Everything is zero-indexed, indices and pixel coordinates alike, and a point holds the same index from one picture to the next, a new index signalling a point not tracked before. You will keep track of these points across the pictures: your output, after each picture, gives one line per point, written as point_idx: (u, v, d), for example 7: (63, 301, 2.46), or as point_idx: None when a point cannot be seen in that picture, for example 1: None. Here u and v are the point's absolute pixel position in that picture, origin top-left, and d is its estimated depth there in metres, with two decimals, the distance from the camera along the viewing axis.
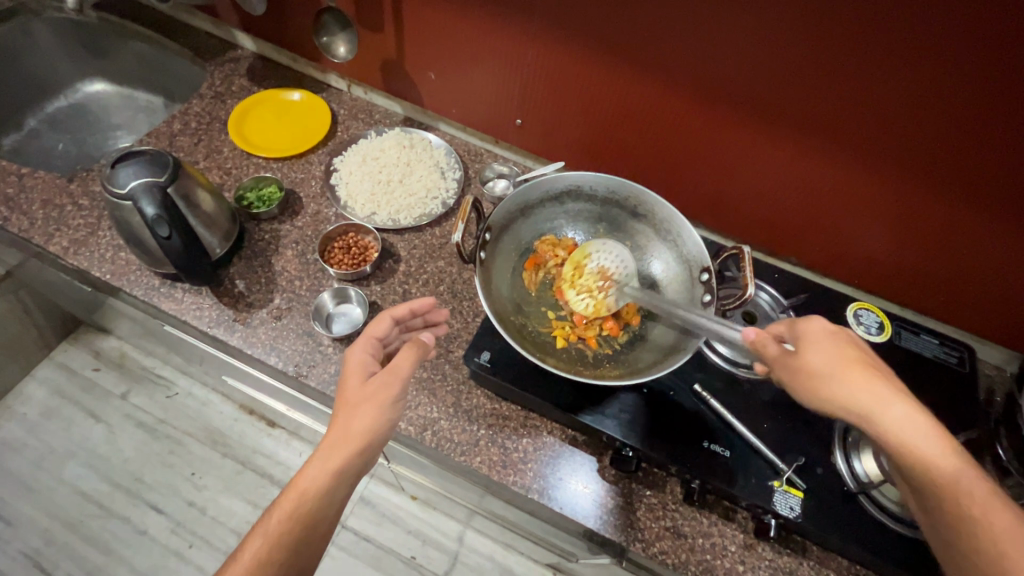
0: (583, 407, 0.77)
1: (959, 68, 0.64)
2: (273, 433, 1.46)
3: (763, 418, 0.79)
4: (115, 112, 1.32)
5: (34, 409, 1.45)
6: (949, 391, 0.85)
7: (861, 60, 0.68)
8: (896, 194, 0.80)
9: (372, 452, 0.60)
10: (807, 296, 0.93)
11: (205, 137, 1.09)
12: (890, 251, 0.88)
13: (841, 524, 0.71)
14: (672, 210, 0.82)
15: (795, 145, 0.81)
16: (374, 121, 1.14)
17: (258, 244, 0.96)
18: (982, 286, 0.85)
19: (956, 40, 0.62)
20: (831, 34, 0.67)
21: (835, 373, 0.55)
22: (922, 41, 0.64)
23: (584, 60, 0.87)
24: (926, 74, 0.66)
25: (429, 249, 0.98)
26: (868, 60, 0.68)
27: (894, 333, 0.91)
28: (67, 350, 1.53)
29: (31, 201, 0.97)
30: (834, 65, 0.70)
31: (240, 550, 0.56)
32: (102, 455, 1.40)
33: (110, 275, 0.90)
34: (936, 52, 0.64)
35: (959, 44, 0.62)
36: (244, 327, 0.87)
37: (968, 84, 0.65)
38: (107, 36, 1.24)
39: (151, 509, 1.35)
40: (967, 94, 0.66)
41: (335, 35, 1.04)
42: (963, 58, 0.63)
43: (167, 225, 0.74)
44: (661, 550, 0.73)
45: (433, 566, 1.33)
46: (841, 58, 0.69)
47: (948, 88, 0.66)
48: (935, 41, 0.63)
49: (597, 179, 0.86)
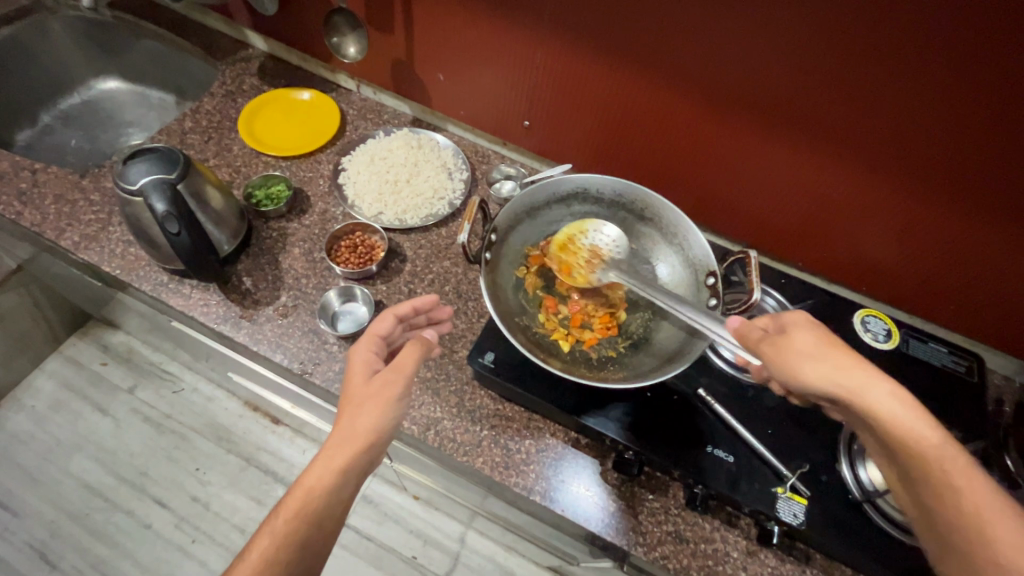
0: (587, 410, 0.77)
1: (977, 78, 0.63)
2: (277, 431, 1.46)
3: (768, 424, 0.79)
4: (127, 109, 1.33)
5: (42, 402, 1.46)
6: (957, 400, 0.84)
7: (880, 67, 0.67)
8: (901, 199, 0.79)
9: (377, 450, 0.60)
10: (814, 302, 0.92)
11: (215, 135, 1.09)
12: (897, 257, 0.88)
13: (845, 532, 0.71)
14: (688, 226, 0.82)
15: (811, 154, 0.81)
16: (382, 121, 1.15)
17: (266, 241, 0.97)
18: (991, 294, 0.84)
19: (976, 50, 0.61)
20: (849, 41, 0.67)
21: (819, 355, 0.58)
22: (938, 51, 0.63)
23: (596, 65, 0.87)
24: (942, 85, 0.66)
25: (435, 249, 0.98)
26: (886, 68, 0.67)
27: (901, 341, 0.90)
28: (76, 344, 1.55)
29: (43, 196, 0.98)
30: (851, 73, 0.69)
31: (247, 550, 0.56)
32: (108, 449, 1.41)
33: (120, 271, 0.91)
34: (954, 61, 0.63)
35: (978, 54, 0.62)
36: (250, 324, 0.88)
37: (986, 95, 0.64)
38: (120, 34, 1.26)
39: (155, 503, 1.36)
40: (984, 106, 0.65)
41: (346, 35, 1.05)
42: (981, 69, 0.62)
43: (177, 222, 0.75)
44: (662, 554, 0.73)
45: (435, 566, 1.33)
46: (858, 67, 0.68)
47: (966, 98, 0.65)
48: (954, 51, 0.62)
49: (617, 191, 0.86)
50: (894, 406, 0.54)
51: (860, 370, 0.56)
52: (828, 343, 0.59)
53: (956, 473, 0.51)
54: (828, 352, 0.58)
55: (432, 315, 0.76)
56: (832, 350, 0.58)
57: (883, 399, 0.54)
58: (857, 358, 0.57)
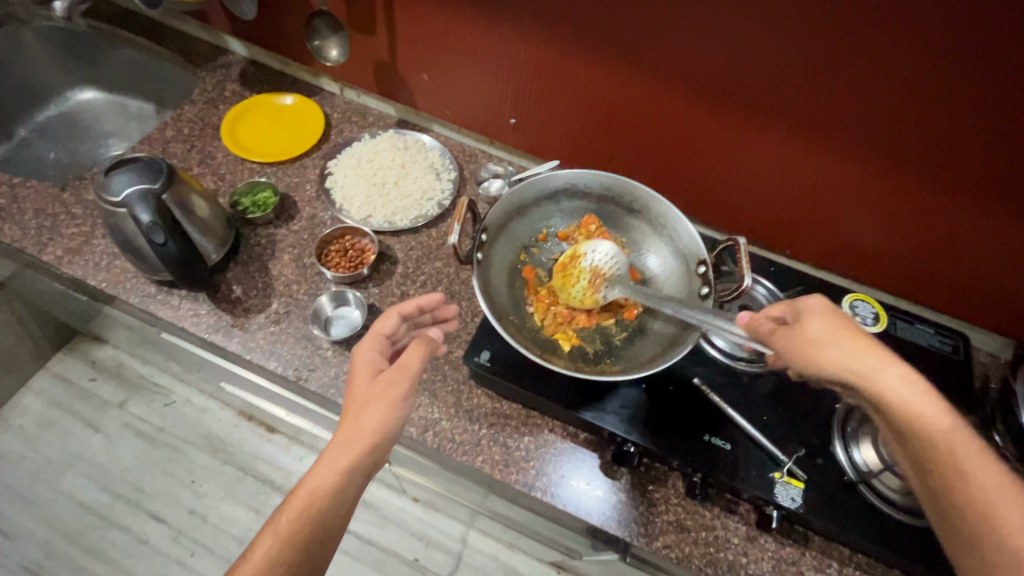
0: (584, 404, 0.78)
1: (974, 66, 0.64)
2: (273, 439, 1.45)
3: (762, 410, 0.80)
4: (105, 119, 1.31)
5: (30, 421, 1.44)
6: (948, 380, 0.85)
7: (868, 61, 0.68)
8: (885, 185, 0.81)
9: (381, 450, 0.60)
10: (802, 287, 0.93)
11: (198, 143, 1.08)
12: (884, 242, 0.89)
13: (841, 514, 0.72)
14: (679, 305, 0.74)
15: (798, 146, 0.82)
16: (368, 124, 1.14)
17: (254, 249, 0.96)
18: (974, 273, 0.86)
19: (969, 39, 0.62)
20: (842, 33, 0.67)
21: (831, 341, 0.58)
22: (931, 41, 0.64)
23: (586, 63, 0.87)
24: (936, 75, 0.66)
25: (426, 250, 0.98)
26: (878, 58, 0.68)
27: (890, 323, 0.91)
28: (63, 360, 1.52)
29: (23, 211, 0.96)
30: (840, 64, 0.70)
31: (251, 548, 0.55)
32: (100, 466, 1.39)
33: (106, 284, 0.90)
34: (947, 50, 0.64)
35: (965, 47, 0.63)
36: (242, 333, 0.87)
37: (978, 83, 0.65)
38: (96, 43, 1.24)
39: (151, 518, 1.34)
40: (974, 94, 0.66)
41: (327, 38, 1.02)
42: (972, 57, 0.63)
43: (163, 234, 0.74)
44: (664, 544, 0.74)
45: (437, 568, 1.33)
46: (848, 58, 0.69)
47: (959, 86, 0.66)
48: (946, 41, 0.63)
49: (614, 257, 0.79)
50: (905, 387, 0.55)
51: (877, 355, 0.56)
52: (840, 329, 0.59)
53: (966, 455, 0.54)
54: (840, 337, 0.58)
55: (438, 313, 0.76)
56: (842, 333, 0.59)
57: (899, 385, 0.55)
58: (870, 342, 0.58)
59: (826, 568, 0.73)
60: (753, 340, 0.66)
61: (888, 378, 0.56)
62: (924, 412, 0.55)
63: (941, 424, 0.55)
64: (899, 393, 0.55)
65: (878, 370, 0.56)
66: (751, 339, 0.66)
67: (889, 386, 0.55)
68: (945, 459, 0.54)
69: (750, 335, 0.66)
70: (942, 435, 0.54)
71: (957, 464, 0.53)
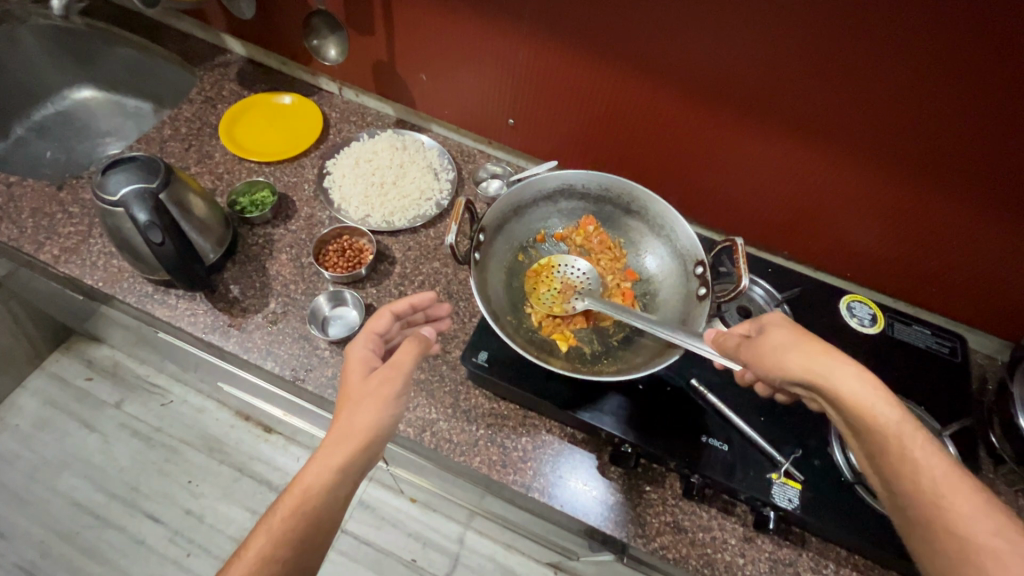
0: (582, 404, 0.77)
1: (972, 67, 0.64)
2: (270, 439, 1.45)
3: (760, 411, 0.80)
4: (103, 118, 1.30)
5: (26, 420, 1.43)
6: (945, 382, 0.85)
7: (866, 62, 0.68)
8: (882, 186, 0.81)
9: (376, 447, 0.60)
10: (800, 289, 0.93)
11: (195, 142, 1.08)
12: (882, 243, 0.89)
13: (839, 516, 0.72)
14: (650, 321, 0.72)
15: (796, 147, 0.82)
16: (366, 124, 1.14)
17: (252, 248, 0.96)
18: (972, 275, 0.86)
19: (965, 41, 0.62)
20: (839, 36, 0.67)
21: (790, 345, 0.58)
22: (929, 42, 0.64)
23: (584, 63, 0.87)
24: (934, 76, 0.66)
25: (424, 250, 0.98)
26: (875, 60, 0.68)
27: (887, 324, 0.91)
28: (59, 360, 1.52)
29: (20, 210, 0.96)
30: (837, 65, 0.70)
31: (244, 547, 0.55)
32: (97, 466, 1.39)
33: (103, 283, 0.90)
34: (945, 50, 0.64)
35: (963, 48, 0.63)
36: (239, 332, 0.87)
37: (974, 84, 0.65)
38: (93, 42, 1.23)
39: (148, 518, 1.34)
40: (969, 96, 0.66)
41: (326, 38, 1.04)
42: (968, 58, 0.63)
43: (161, 232, 0.74)
44: (661, 544, 0.74)
45: (434, 568, 1.33)
46: (846, 59, 0.69)
47: (957, 87, 0.66)
48: (942, 42, 0.63)
49: (587, 274, 0.85)
50: (860, 389, 0.54)
51: (830, 358, 0.56)
52: (800, 333, 0.59)
53: (920, 452, 0.52)
54: (799, 342, 0.58)
55: (429, 312, 0.76)
56: (799, 338, 0.58)
57: (852, 386, 0.54)
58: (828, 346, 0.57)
59: (823, 568, 0.73)
60: (720, 355, 0.66)
61: (842, 380, 0.54)
62: (879, 413, 0.53)
63: (901, 426, 0.53)
64: (855, 394, 0.54)
65: (831, 372, 0.55)
66: (717, 354, 0.66)
67: (843, 388, 0.54)
68: (903, 460, 0.52)
69: (716, 351, 0.66)
70: (896, 436, 0.53)
71: (913, 465, 0.52)
